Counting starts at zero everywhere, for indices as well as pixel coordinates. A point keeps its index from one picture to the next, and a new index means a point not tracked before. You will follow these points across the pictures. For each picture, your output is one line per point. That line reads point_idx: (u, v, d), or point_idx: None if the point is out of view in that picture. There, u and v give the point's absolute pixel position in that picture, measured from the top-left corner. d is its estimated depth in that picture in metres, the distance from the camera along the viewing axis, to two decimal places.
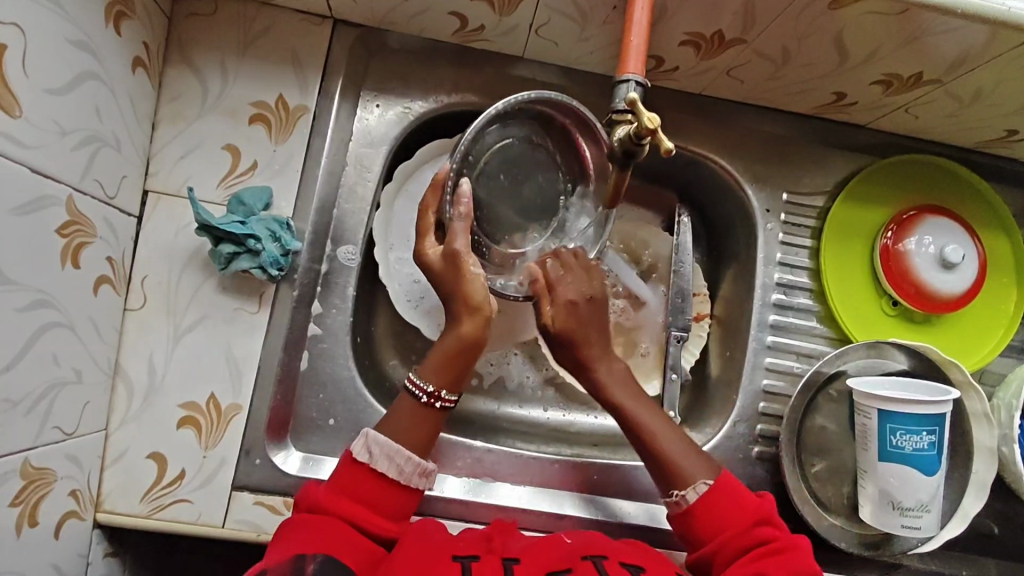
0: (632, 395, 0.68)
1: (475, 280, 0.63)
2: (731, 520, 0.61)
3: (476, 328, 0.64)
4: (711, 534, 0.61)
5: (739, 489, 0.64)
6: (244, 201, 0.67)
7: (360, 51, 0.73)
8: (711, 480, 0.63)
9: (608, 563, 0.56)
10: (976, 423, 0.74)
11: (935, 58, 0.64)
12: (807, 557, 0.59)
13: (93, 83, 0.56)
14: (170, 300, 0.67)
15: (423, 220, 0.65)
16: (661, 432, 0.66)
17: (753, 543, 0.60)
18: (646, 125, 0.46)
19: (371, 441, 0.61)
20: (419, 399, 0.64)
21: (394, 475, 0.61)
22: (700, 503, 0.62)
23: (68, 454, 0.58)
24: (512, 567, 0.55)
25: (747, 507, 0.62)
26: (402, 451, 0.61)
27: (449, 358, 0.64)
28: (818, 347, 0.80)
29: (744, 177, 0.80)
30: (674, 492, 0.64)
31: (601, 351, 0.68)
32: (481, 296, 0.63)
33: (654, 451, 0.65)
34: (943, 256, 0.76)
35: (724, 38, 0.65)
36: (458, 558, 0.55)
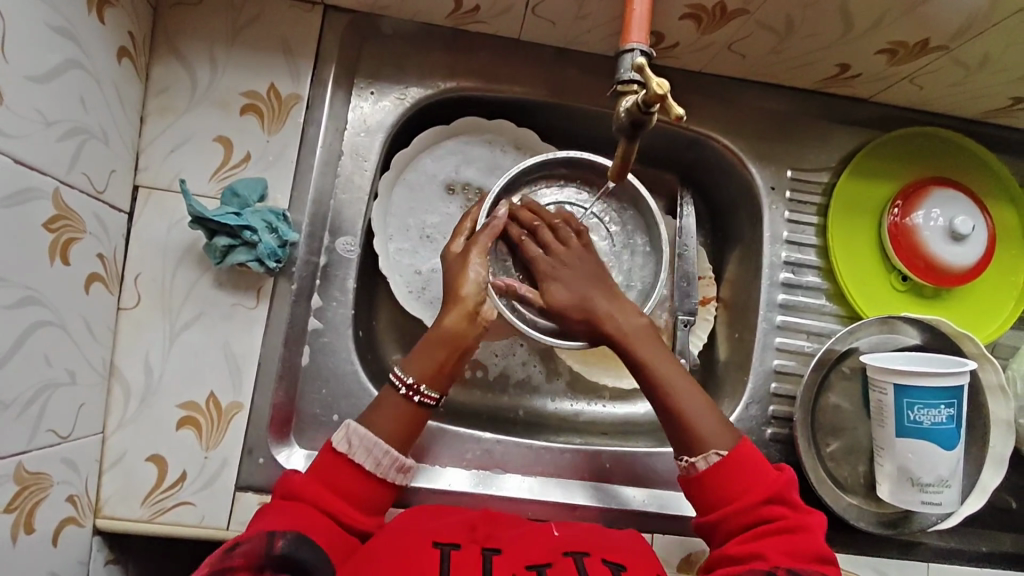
0: (651, 349, 0.64)
1: (470, 277, 0.64)
2: (745, 490, 0.60)
3: (457, 321, 0.63)
4: (721, 502, 0.60)
5: (760, 461, 0.62)
6: (238, 192, 0.65)
7: (352, 37, 0.72)
8: (724, 451, 0.61)
9: (589, 560, 0.53)
10: (992, 396, 0.73)
11: (941, 23, 0.63)
12: (818, 539, 0.59)
13: (77, 72, 0.54)
14: (165, 298, 0.65)
15: (459, 223, 0.68)
16: (676, 386, 0.64)
17: (760, 519, 0.59)
18: (654, 91, 0.44)
19: (351, 431, 0.60)
20: (400, 391, 0.62)
21: (371, 468, 0.59)
22: (709, 473, 0.61)
23: (64, 459, 0.56)
24: (491, 557, 0.52)
25: (760, 482, 0.60)
26: (380, 445, 0.59)
27: (433, 350, 0.63)
28: (829, 325, 0.78)
29: (748, 155, 0.78)
30: (685, 457, 0.62)
31: (613, 304, 0.65)
32: (471, 291, 0.63)
33: (671, 411, 0.63)
34: (952, 228, 0.74)
35: (726, 10, 0.63)
36: (439, 544, 0.52)
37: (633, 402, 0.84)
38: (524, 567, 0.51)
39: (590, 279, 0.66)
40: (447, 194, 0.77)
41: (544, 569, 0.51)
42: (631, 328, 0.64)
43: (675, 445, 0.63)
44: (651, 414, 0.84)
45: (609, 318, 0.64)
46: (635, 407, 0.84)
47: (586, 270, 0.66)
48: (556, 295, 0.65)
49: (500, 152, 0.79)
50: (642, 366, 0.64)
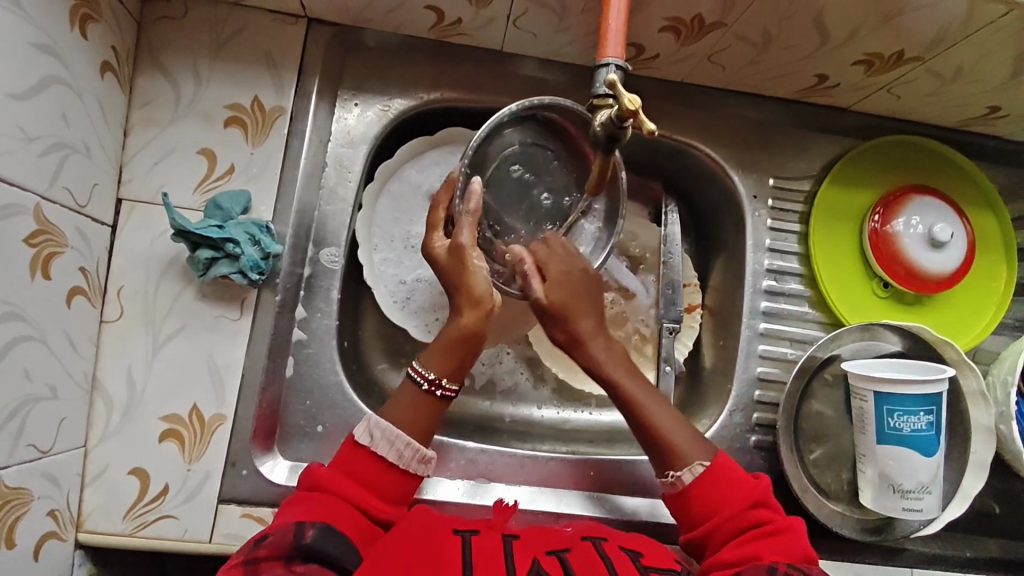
0: (626, 373, 0.65)
1: (479, 275, 0.61)
2: (727, 499, 0.61)
3: (474, 321, 0.62)
4: (707, 513, 0.61)
5: (736, 470, 0.63)
6: (221, 205, 0.65)
7: (336, 50, 0.72)
8: (707, 462, 0.62)
9: (606, 545, 0.57)
10: (973, 402, 0.74)
11: (916, 35, 0.64)
12: (802, 538, 0.59)
13: (59, 87, 0.55)
14: (148, 310, 0.65)
15: (432, 216, 0.64)
16: (654, 407, 0.65)
17: (748, 525, 0.59)
18: (627, 107, 0.45)
19: (373, 424, 0.60)
20: (421, 386, 0.62)
21: (393, 460, 0.59)
22: (695, 486, 0.61)
23: (45, 473, 0.56)
24: (511, 542, 0.55)
25: (742, 489, 0.61)
26: (402, 436, 0.59)
27: (452, 346, 0.62)
28: (812, 332, 0.79)
29: (730, 164, 0.79)
30: (669, 473, 0.63)
31: (593, 329, 0.66)
32: (484, 289, 0.61)
33: (647, 429, 0.64)
34: (931, 235, 0.75)
35: (704, 23, 0.64)
36: (459, 531, 0.55)
37: (619, 410, 0.84)
38: (543, 552, 0.54)
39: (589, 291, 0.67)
40: None
41: (563, 554, 0.54)
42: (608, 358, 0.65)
43: (657, 463, 0.64)
44: None
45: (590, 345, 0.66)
46: (621, 415, 0.85)
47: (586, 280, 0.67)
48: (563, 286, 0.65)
49: None
50: (629, 401, 0.65)
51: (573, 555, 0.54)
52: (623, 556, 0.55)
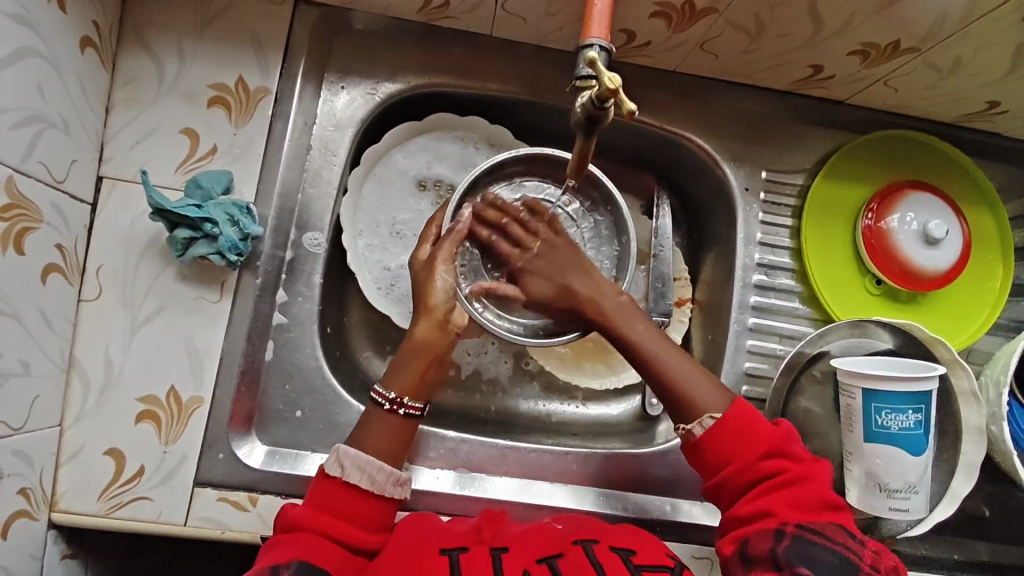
0: (638, 325, 0.65)
1: (439, 286, 0.63)
2: (742, 451, 0.60)
3: (428, 330, 0.63)
4: (722, 464, 0.60)
5: (754, 417, 0.61)
6: (202, 184, 0.64)
7: (323, 31, 0.71)
8: (717, 414, 0.61)
9: (598, 547, 0.55)
10: (964, 402, 0.72)
11: (913, 24, 0.62)
12: (819, 485, 0.59)
13: (34, 60, 0.54)
14: (127, 290, 0.64)
15: (425, 228, 0.66)
16: (669, 361, 0.64)
17: (762, 478, 0.59)
18: (607, 86, 0.44)
19: (342, 454, 0.58)
20: (384, 406, 0.61)
21: (366, 486, 0.58)
22: (706, 438, 0.61)
23: (15, 451, 0.55)
24: (500, 556, 0.54)
25: (759, 440, 0.60)
26: (372, 462, 0.58)
27: (412, 361, 0.62)
28: (802, 328, 0.78)
29: (722, 156, 0.78)
30: (682, 425, 0.62)
31: (593, 286, 0.65)
32: (440, 300, 0.63)
33: (660, 381, 0.64)
34: (926, 232, 0.74)
35: (695, 8, 0.63)
36: (446, 551, 0.54)
37: (605, 403, 0.83)
38: (534, 561, 0.54)
39: (568, 265, 0.66)
40: (418, 190, 0.77)
41: (555, 560, 0.53)
42: (586, 290, 0.64)
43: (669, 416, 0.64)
44: (624, 415, 0.83)
45: (589, 300, 0.64)
46: (608, 408, 0.83)
47: (558, 256, 0.66)
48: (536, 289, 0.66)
49: (472, 149, 0.79)
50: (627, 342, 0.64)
51: (566, 562, 0.53)
52: (613, 558, 0.54)
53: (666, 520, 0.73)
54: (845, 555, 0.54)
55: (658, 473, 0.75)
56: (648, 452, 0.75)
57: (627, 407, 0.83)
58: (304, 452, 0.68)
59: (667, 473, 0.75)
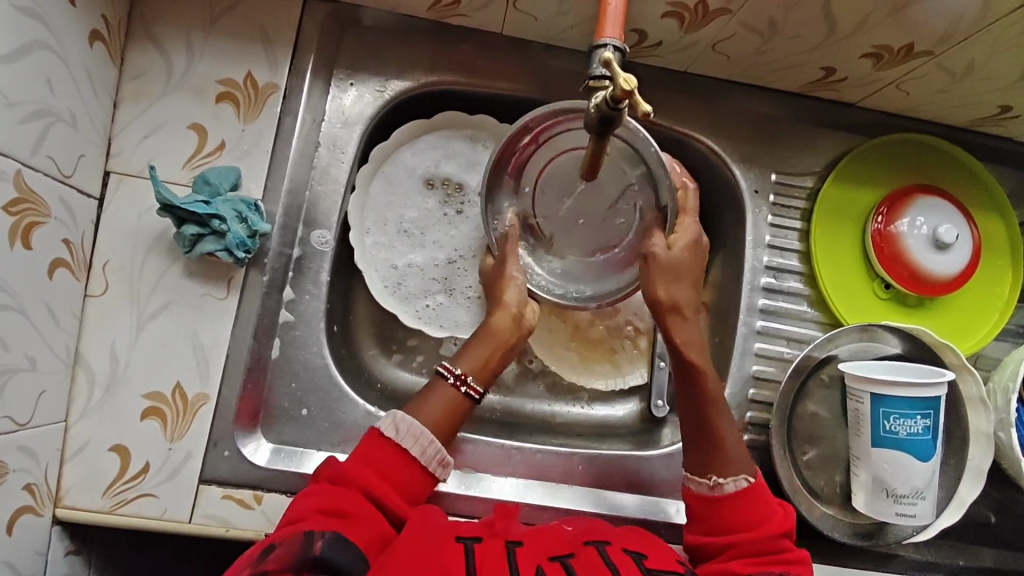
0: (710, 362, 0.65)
1: (514, 285, 0.68)
2: (759, 519, 0.60)
3: (504, 320, 0.67)
4: (733, 526, 0.60)
5: (772, 498, 0.63)
6: (210, 180, 0.64)
7: (333, 27, 0.71)
8: (751, 479, 0.62)
9: (610, 548, 0.55)
10: (972, 408, 0.72)
11: (927, 27, 0.62)
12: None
13: (43, 53, 0.53)
14: (134, 285, 0.64)
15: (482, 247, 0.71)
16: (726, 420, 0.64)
17: (770, 548, 0.59)
18: (621, 87, 0.44)
19: (400, 419, 0.60)
20: (448, 380, 0.64)
21: (416, 455, 0.60)
22: (732, 498, 0.61)
23: (21, 446, 0.55)
24: (515, 549, 0.53)
25: (777, 515, 0.61)
26: (426, 434, 0.60)
27: (480, 347, 0.66)
28: (809, 331, 0.78)
29: (732, 157, 0.77)
30: (712, 477, 0.62)
31: (687, 313, 0.66)
32: (515, 298, 0.67)
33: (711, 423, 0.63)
34: (936, 236, 0.74)
35: (708, 8, 0.62)
36: (462, 539, 0.54)
37: (611, 405, 0.83)
38: (546, 560, 0.53)
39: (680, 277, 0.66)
40: (426, 188, 0.77)
41: (567, 559, 0.53)
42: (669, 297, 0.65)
43: (699, 462, 0.63)
44: (629, 416, 0.83)
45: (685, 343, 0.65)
46: (613, 409, 0.83)
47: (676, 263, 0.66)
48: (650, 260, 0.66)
49: (481, 148, 0.78)
50: (694, 370, 0.65)
51: (578, 562, 0.52)
52: (629, 562, 0.54)
53: (671, 523, 0.72)
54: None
55: (663, 476, 0.74)
56: (654, 454, 0.75)
57: (632, 408, 0.83)
58: (308, 451, 0.67)
59: (673, 476, 0.74)
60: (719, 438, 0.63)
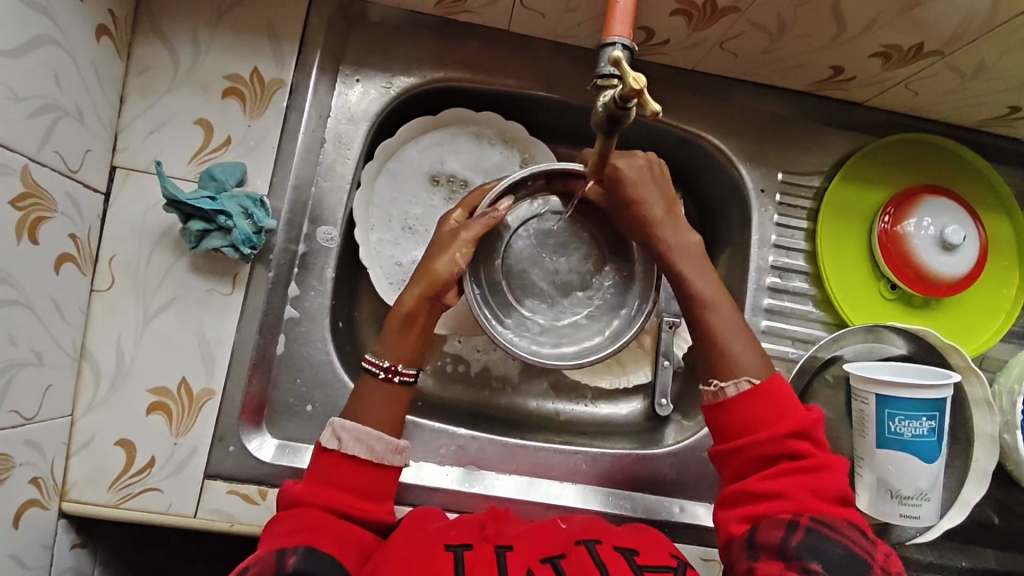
0: (693, 266, 0.64)
1: (446, 258, 0.64)
2: (770, 423, 0.59)
3: (417, 298, 0.64)
4: (740, 437, 0.60)
5: (787, 395, 0.60)
6: (215, 176, 0.64)
7: (339, 23, 0.71)
8: (757, 379, 0.60)
9: (602, 547, 0.55)
10: (977, 409, 0.72)
11: (937, 26, 0.61)
12: (837, 476, 0.58)
13: (51, 48, 0.53)
14: (140, 281, 0.64)
15: (471, 196, 0.69)
16: (719, 316, 0.63)
17: (785, 454, 0.58)
18: (630, 86, 0.44)
19: (338, 427, 0.60)
20: (379, 375, 0.63)
21: (363, 455, 0.60)
22: (738, 401, 0.60)
23: (27, 440, 0.55)
24: (505, 554, 0.53)
25: (793, 417, 0.59)
26: (368, 431, 0.60)
27: (403, 333, 0.64)
28: (815, 332, 0.77)
29: (738, 156, 0.77)
30: (713, 382, 0.62)
31: (664, 217, 0.65)
32: (444, 273, 0.64)
33: (701, 327, 0.63)
34: (943, 237, 0.73)
35: (716, 7, 0.62)
36: (452, 547, 0.53)
37: (614, 403, 0.83)
38: (538, 561, 0.53)
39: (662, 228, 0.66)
40: (431, 185, 0.77)
41: (558, 561, 0.53)
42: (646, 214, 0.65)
43: (703, 372, 0.64)
44: (632, 415, 0.83)
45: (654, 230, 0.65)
46: (616, 407, 0.83)
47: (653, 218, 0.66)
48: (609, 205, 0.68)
49: (487, 145, 0.78)
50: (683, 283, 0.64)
51: (569, 563, 0.52)
52: (620, 560, 0.53)
53: (675, 522, 0.73)
54: (857, 553, 0.52)
55: (667, 475, 0.74)
56: (658, 452, 0.75)
57: (636, 407, 0.83)
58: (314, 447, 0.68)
59: (676, 475, 0.74)
60: (711, 339, 0.62)
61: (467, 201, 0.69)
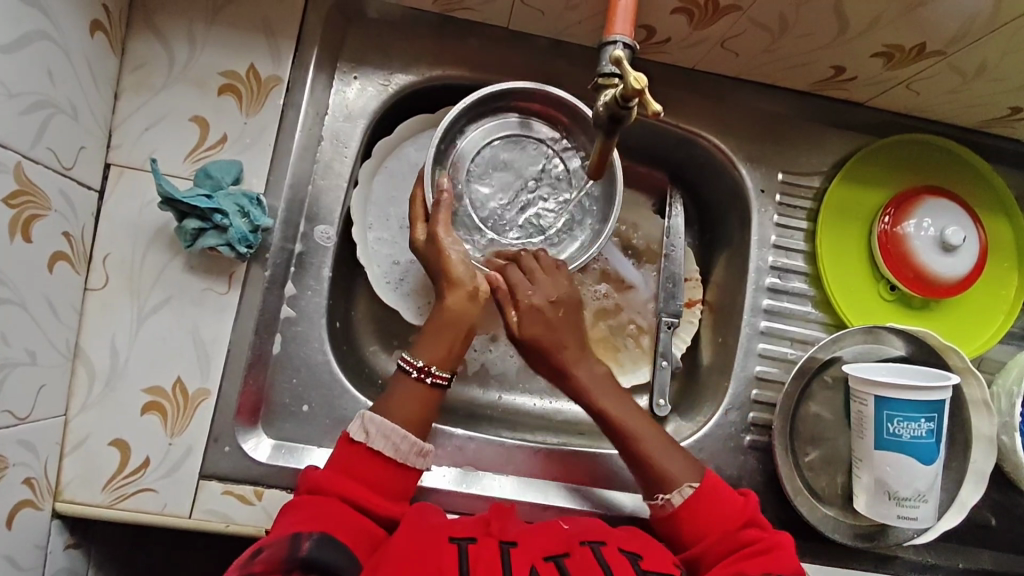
0: (610, 395, 0.66)
1: (456, 258, 0.63)
2: (716, 520, 0.60)
3: (459, 301, 0.63)
4: (695, 537, 0.60)
5: (725, 489, 0.62)
6: (211, 174, 0.63)
7: (337, 19, 0.70)
8: (697, 483, 0.62)
9: (605, 548, 0.55)
10: (975, 411, 0.72)
11: (940, 26, 0.61)
12: (793, 556, 0.57)
13: (44, 44, 0.53)
14: (135, 279, 0.63)
15: (413, 208, 0.66)
16: (647, 434, 0.65)
17: (740, 544, 0.58)
18: (632, 86, 0.43)
19: (368, 420, 0.59)
20: (412, 374, 0.62)
21: (391, 455, 0.59)
22: (686, 508, 0.61)
23: (21, 440, 0.54)
24: (510, 550, 0.53)
25: (734, 509, 0.61)
26: (398, 430, 0.59)
27: (440, 332, 0.63)
28: (814, 332, 0.77)
29: (738, 156, 0.77)
30: (658, 495, 0.63)
31: (575, 353, 0.66)
32: (462, 272, 0.63)
33: (633, 454, 0.64)
34: (943, 238, 0.73)
35: (718, 5, 0.62)
36: (456, 539, 0.53)
37: None
38: (540, 559, 0.52)
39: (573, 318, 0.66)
40: None
41: (562, 559, 0.52)
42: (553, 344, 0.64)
43: (645, 489, 0.64)
44: None
45: (570, 369, 0.65)
46: None
47: (559, 316, 0.65)
48: (533, 333, 0.64)
49: None
50: (605, 415, 0.65)
51: (573, 561, 0.52)
52: (620, 560, 0.53)
53: None
54: None
55: None
56: None
57: None
58: (311, 446, 0.68)
59: None
60: (645, 460, 0.64)
61: (414, 213, 0.66)
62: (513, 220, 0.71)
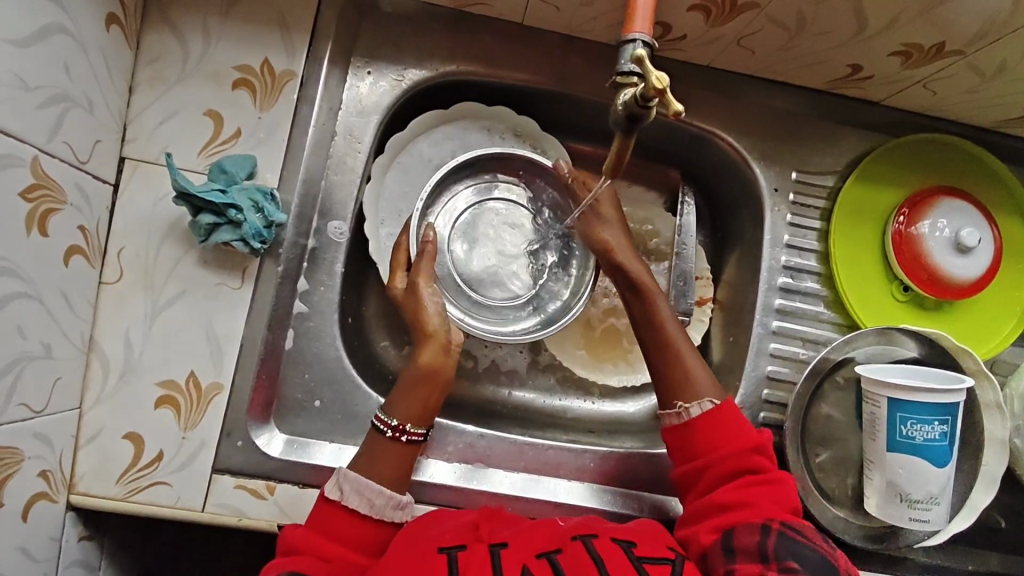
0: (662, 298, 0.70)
1: (431, 309, 0.64)
2: (730, 442, 0.62)
3: (433, 356, 0.63)
4: (705, 452, 0.63)
5: (742, 417, 0.64)
6: (226, 168, 0.63)
7: (351, 15, 0.70)
8: (716, 400, 0.64)
9: (598, 541, 0.54)
10: (988, 413, 0.71)
11: (960, 26, 0.60)
12: (792, 492, 0.61)
13: (61, 36, 0.52)
14: (149, 273, 0.63)
15: (396, 256, 0.68)
16: (687, 349, 0.67)
17: (747, 470, 0.61)
18: (653, 85, 0.43)
19: (342, 476, 0.58)
20: (385, 434, 0.61)
21: (365, 511, 0.58)
22: (702, 420, 0.63)
23: (37, 433, 0.54)
24: (499, 552, 0.52)
25: (748, 436, 0.63)
26: (370, 485, 0.58)
27: (416, 389, 0.62)
28: (826, 332, 0.77)
29: (751, 154, 0.76)
30: (677, 403, 0.65)
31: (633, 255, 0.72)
32: (436, 324, 0.64)
33: (668, 362, 0.67)
34: (958, 239, 0.72)
35: (735, 3, 0.61)
36: (445, 549, 0.53)
37: (621, 401, 0.83)
38: (533, 557, 0.52)
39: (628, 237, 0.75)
40: None
41: (554, 555, 0.52)
42: (616, 241, 0.71)
43: (665, 396, 0.66)
44: (640, 413, 0.82)
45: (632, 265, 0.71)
46: (624, 405, 0.83)
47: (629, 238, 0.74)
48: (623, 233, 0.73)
49: (498, 140, 0.78)
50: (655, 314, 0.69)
51: (565, 557, 0.52)
52: (614, 549, 0.53)
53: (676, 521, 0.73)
54: (828, 557, 0.52)
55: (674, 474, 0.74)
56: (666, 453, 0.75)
57: (643, 405, 0.83)
58: (322, 442, 0.68)
59: None
60: (674, 365, 0.67)
61: (398, 261, 0.68)
62: (499, 274, 0.75)
